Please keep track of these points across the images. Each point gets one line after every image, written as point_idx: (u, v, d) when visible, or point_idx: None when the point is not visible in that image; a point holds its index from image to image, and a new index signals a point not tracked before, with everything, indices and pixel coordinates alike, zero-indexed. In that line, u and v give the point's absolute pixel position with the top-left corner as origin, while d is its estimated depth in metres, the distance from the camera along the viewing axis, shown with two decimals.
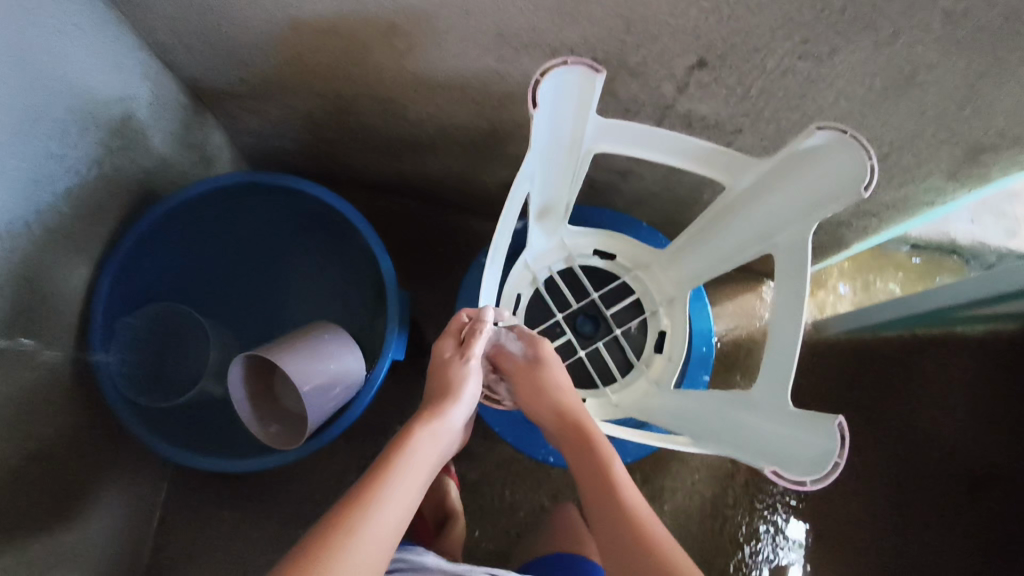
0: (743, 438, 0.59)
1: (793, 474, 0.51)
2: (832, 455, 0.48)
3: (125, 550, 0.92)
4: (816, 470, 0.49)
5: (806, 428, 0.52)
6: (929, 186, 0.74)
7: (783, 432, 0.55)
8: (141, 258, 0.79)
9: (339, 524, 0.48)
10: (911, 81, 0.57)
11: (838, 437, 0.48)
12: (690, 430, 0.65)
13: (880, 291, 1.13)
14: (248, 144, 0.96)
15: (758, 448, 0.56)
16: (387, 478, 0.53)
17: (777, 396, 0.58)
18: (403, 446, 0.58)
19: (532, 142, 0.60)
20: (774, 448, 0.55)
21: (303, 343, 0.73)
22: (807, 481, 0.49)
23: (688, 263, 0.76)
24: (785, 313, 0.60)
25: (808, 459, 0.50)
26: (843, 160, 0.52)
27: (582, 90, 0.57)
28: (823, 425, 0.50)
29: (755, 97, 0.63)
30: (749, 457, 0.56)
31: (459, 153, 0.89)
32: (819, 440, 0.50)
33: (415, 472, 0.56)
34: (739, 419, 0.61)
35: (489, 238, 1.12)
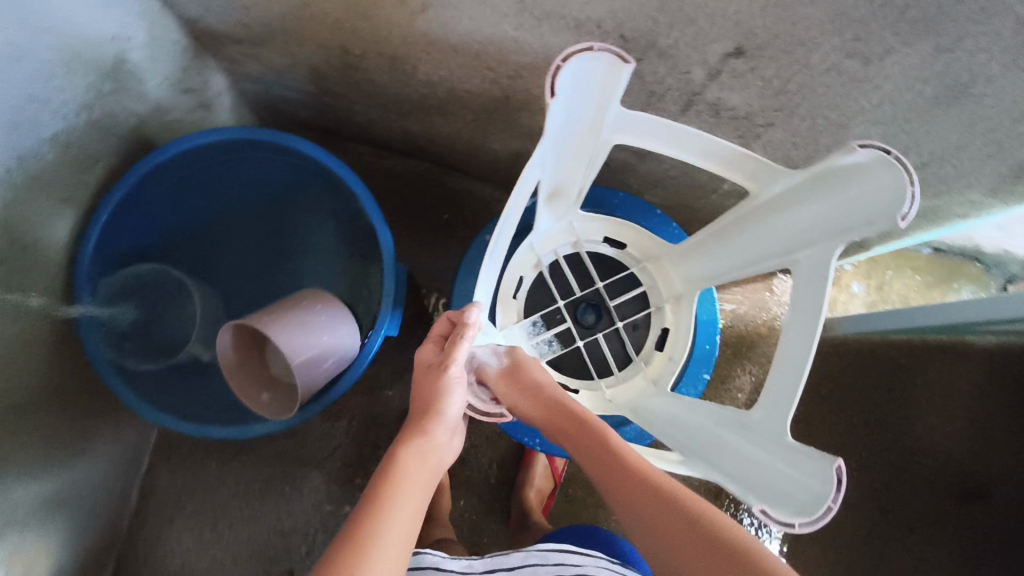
0: (737, 462, 0.58)
1: (782, 513, 0.50)
2: (826, 499, 0.47)
3: (112, 496, 0.92)
4: (806, 512, 0.48)
5: (800, 465, 0.51)
6: (965, 199, 0.70)
7: (776, 463, 0.54)
8: (128, 210, 0.76)
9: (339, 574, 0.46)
10: (967, 92, 0.53)
11: (833, 481, 0.47)
12: (683, 445, 0.65)
13: (893, 291, 1.09)
14: (249, 90, 0.91)
15: (749, 478, 0.56)
16: (378, 520, 0.51)
17: (778, 420, 0.56)
18: (389, 482, 0.55)
19: (547, 129, 0.56)
20: (767, 480, 0.54)
21: (295, 313, 0.70)
22: (795, 524, 0.48)
23: (699, 263, 0.73)
24: (797, 329, 0.57)
25: (799, 499, 0.50)
26: (883, 182, 0.49)
27: (606, 78, 0.54)
28: (819, 466, 0.49)
29: (792, 92, 0.58)
30: (741, 488, 0.55)
31: (469, 118, 0.84)
32: (813, 481, 0.49)
33: (408, 506, 0.54)
34: (732, 441, 0.60)
35: (495, 207, 1.08)
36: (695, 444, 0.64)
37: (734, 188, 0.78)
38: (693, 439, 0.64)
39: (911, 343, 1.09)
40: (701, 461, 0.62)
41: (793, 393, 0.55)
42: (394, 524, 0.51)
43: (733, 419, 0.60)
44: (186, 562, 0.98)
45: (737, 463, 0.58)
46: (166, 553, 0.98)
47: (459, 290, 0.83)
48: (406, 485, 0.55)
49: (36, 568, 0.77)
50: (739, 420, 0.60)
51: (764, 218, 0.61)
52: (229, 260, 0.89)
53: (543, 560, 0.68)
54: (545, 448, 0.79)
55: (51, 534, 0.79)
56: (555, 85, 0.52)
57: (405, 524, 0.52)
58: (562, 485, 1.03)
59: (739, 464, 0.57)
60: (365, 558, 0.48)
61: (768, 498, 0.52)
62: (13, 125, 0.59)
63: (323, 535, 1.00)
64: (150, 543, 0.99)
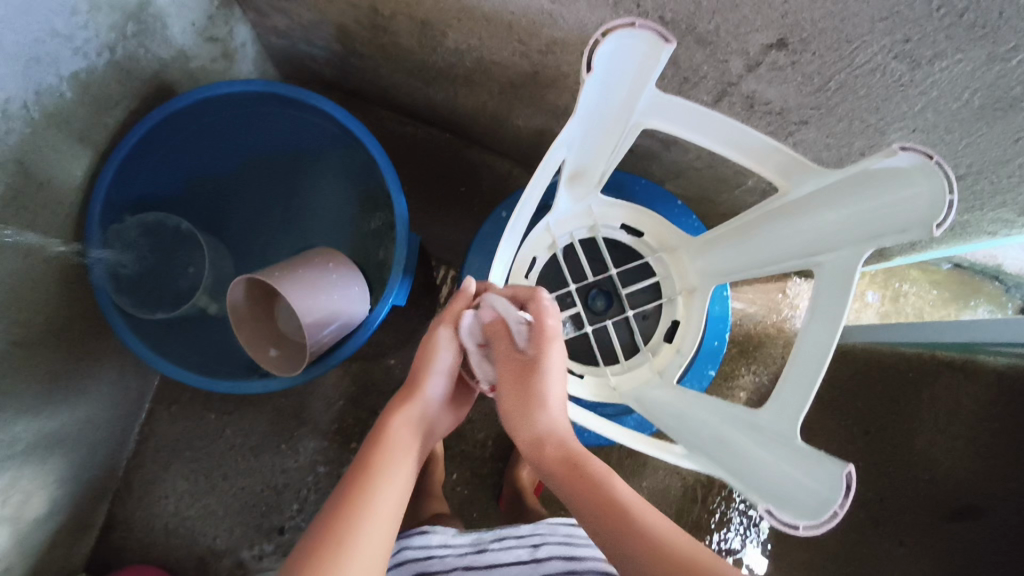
0: (740, 460, 0.57)
1: (786, 514, 0.50)
2: (831, 504, 0.46)
3: (111, 439, 0.93)
4: (811, 515, 0.47)
5: (807, 469, 0.50)
6: (996, 217, 0.68)
7: (784, 466, 0.53)
8: (144, 156, 0.75)
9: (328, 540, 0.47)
10: (1016, 104, 0.51)
11: (842, 487, 0.46)
12: (686, 439, 0.64)
13: (908, 304, 1.07)
14: (274, 44, 0.89)
15: (753, 477, 0.55)
16: (371, 484, 0.52)
17: (786, 421, 0.55)
18: (382, 446, 0.56)
19: (576, 109, 0.55)
20: (770, 480, 0.53)
21: (310, 272, 0.69)
22: (797, 525, 0.48)
23: (715, 258, 0.71)
24: (814, 334, 0.56)
25: (801, 500, 0.49)
26: (921, 191, 0.47)
27: (645, 59, 0.52)
28: (826, 469, 0.48)
29: (831, 91, 0.56)
30: (742, 484, 0.55)
31: (495, 91, 0.82)
32: (820, 486, 0.48)
33: (401, 470, 0.54)
34: (738, 440, 0.59)
35: (513, 183, 1.06)
36: (701, 440, 0.63)
37: (760, 185, 0.76)
38: (697, 435, 0.63)
39: (920, 357, 1.08)
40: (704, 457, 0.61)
41: (805, 400, 0.54)
42: (384, 489, 0.52)
43: (743, 420, 0.59)
44: (179, 509, 1.00)
45: (739, 461, 0.57)
46: (160, 498, 1.00)
47: (471, 265, 0.82)
48: (397, 450, 0.56)
49: (32, 503, 0.78)
50: (749, 421, 0.59)
51: (792, 217, 0.59)
52: (241, 214, 0.89)
53: (552, 529, 0.70)
54: None
55: (49, 472, 0.79)
56: (592, 60, 0.51)
57: (399, 486, 0.53)
58: None
59: (744, 463, 0.57)
60: (358, 521, 0.48)
61: (770, 497, 0.52)
62: (33, 60, 0.57)
63: (315, 495, 1.01)
64: (145, 487, 1.00)
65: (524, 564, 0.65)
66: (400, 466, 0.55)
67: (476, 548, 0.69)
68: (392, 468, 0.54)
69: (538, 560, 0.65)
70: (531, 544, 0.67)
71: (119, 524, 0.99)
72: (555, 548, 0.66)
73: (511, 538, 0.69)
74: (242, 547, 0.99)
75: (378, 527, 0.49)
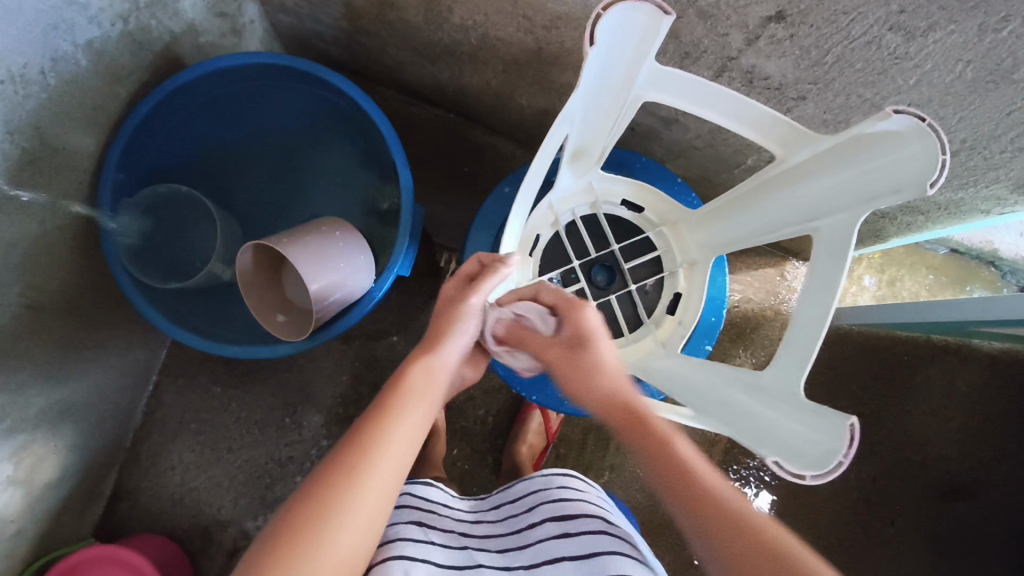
0: (749, 419, 0.58)
1: (794, 465, 0.51)
2: (837, 455, 0.47)
3: (120, 409, 0.95)
4: (817, 465, 0.49)
5: (812, 423, 0.51)
6: (989, 194, 0.70)
7: (789, 421, 0.54)
8: (154, 127, 0.76)
9: (336, 475, 0.49)
10: (1007, 77, 0.52)
11: (847, 439, 0.47)
12: (693, 401, 0.66)
13: (905, 289, 1.10)
14: (282, 22, 0.91)
15: (762, 434, 0.56)
16: (380, 433, 0.53)
17: (790, 384, 0.56)
18: (395, 398, 0.57)
19: (581, 82, 0.55)
20: (780, 436, 0.54)
21: (317, 240, 0.70)
22: (805, 476, 0.50)
23: (715, 230, 0.73)
24: (816, 296, 0.58)
25: (811, 453, 0.50)
26: (914, 152, 0.48)
27: (646, 32, 0.53)
28: (833, 423, 0.49)
29: (829, 65, 0.57)
30: (755, 442, 0.57)
31: (499, 69, 0.84)
32: (826, 438, 0.49)
33: (410, 421, 0.56)
34: (744, 401, 0.60)
35: (515, 164, 1.08)
36: (709, 402, 0.64)
37: (758, 164, 0.78)
38: (704, 397, 0.65)
39: (916, 341, 1.09)
40: (711, 417, 0.62)
41: (807, 358, 0.55)
42: (391, 441, 0.53)
43: (747, 381, 0.60)
44: (185, 480, 1.02)
45: (747, 418, 0.59)
46: (166, 469, 1.02)
47: (474, 240, 0.84)
48: (412, 399, 0.57)
49: (44, 467, 0.80)
50: (754, 382, 0.60)
51: (787, 184, 0.61)
52: (250, 187, 0.90)
53: (547, 485, 0.69)
54: (539, 397, 0.81)
55: (59, 438, 0.81)
56: (595, 34, 0.52)
57: (410, 434, 0.55)
58: (553, 445, 1.05)
59: (751, 419, 0.58)
60: (368, 458, 0.51)
61: (782, 452, 0.53)
62: (51, 26, 0.59)
63: (318, 468, 1.03)
64: (152, 458, 1.02)
65: (517, 531, 0.65)
66: (412, 418, 0.56)
67: (472, 518, 0.71)
68: (402, 420, 0.55)
69: (531, 525, 0.65)
70: (527, 510, 0.67)
71: (126, 494, 1.01)
72: (549, 509, 0.65)
73: (507, 505, 0.71)
74: (246, 518, 1.01)
75: (380, 477, 0.50)
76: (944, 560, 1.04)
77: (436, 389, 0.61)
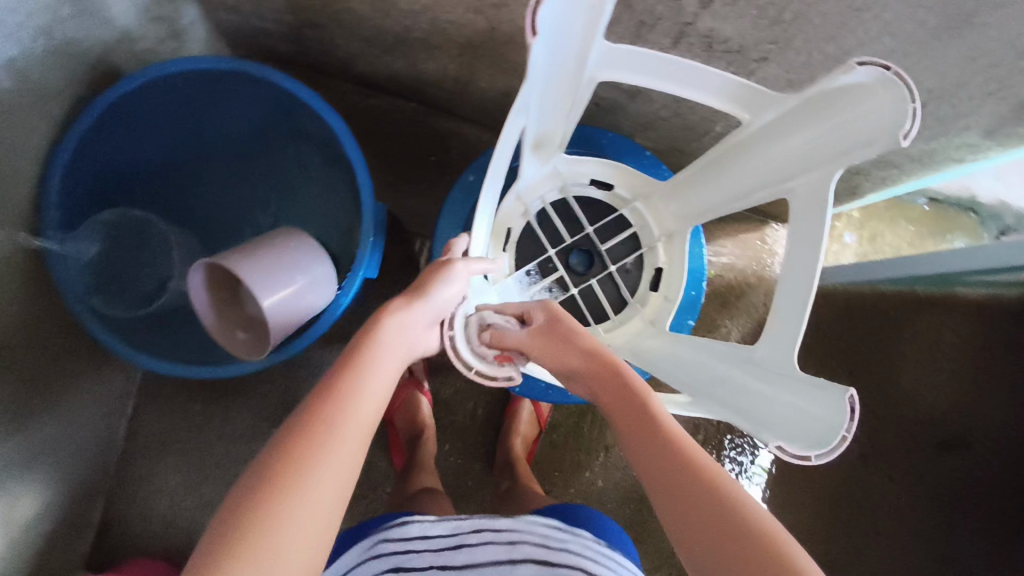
0: (746, 397, 0.55)
1: (797, 446, 0.47)
2: (839, 429, 0.44)
3: (98, 436, 0.93)
4: (822, 444, 0.45)
5: (809, 396, 0.48)
6: (963, 142, 0.68)
7: (787, 397, 0.50)
8: (96, 145, 0.72)
9: (286, 463, 0.43)
10: (970, 21, 0.50)
11: (846, 411, 0.43)
12: (686, 382, 0.63)
13: (885, 243, 1.09)
14: (225, 21, 0.87)
15: (760, 414, 0.53)
16: (341, 403, 0.48)
17: (778, 356, 0.54)
18: (363, 355, 0.52)
19: (529, 73, 0.51)
20: (778, 413, 0.50)
21: (267, 253, 0.64)
22: (810, 457, 0.45)
23: (691, 198, 0.70)
24: (796, 261, 0.55)
25: (812, 431, 0.46)
26: (883, 104, 0.46)
27: (589, 16, 0.49)
28: (829, 395, 0.45)
29: (787, 23, 0.55)
30: (754, 425, 0.53)
31: (454, 54, 0.81)
32: (823, 411, 0.46)
33: (376, 387, 0.51)
34: (737, 376, 0.57)
35: (483, 150, 1.05)
36: (704, 382, 0.60)
37: (727, 130, 0.76)
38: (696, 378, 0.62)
39: (901, 295, 1.09)
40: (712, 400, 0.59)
41: (797, 329, 0.52)
42: (354, 409, 0.48)
43: (738, 356, 0.57)
44: (174, 501, 1.00)
45: (744, 398, 0.55)
46: (154, 491, 1.00)
47: (444, 233, 0.81)
48: (380, 359, 0.53)
49: (21, 505, 0.78)
50: (744, 356, 0.57)
51: (759, 146, 0.58)
52: (217, 192, 0.88)
53: (530, 526, 0.65)
54: (523, 389, 0.79)
55: (35, 473, 0.79)
56: (536, 23, 0.46)
57: (374, 403, 0.50)
58: (546, 432, 1.03)
59: (750, 398, 0.54)
60: (326, 439, 0.45)
61: (784, 433, 0.49)
62: None
63: None
64: (138, 483, 1.00)
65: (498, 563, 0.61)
66: (380, 379, 0.52)
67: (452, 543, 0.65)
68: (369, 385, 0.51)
69: (513, 560, 0.61)
70: (507, 542, 0.63)
71: (114, 521, 0.99)
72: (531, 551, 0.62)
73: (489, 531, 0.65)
74: None
75: (340, 457, 0.45)
76: (945, 509, 1.04)
77: (404, 349, 0.57)
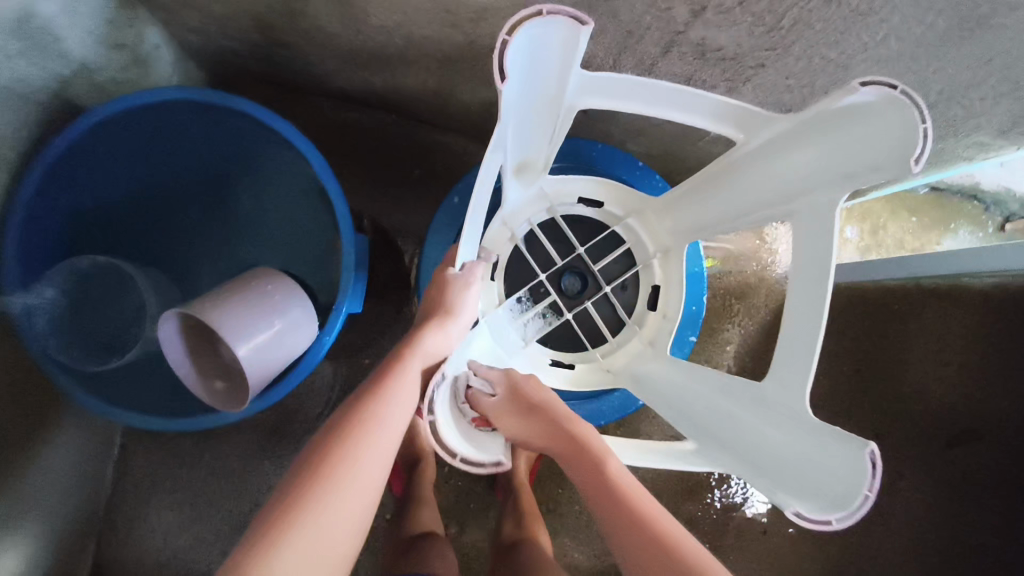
0: (750, 445, 0.52)
1: (814, 508, 0.45)
2: (861, 488, 0.41)
3: (84, 480, 0.89)
4: (841, 506, 0.42)
5: (826, 449, 0.45)
6: (973, 142, 0.65)
7: (800, 446, 0.48)
8: (55, 186, 0.68)
9: (326, 459, 0.47)
10: (986, 21, 0.48)
11: (869, 467, 0.41)
12: (685, 424, 0.60)
13: (888, 236, 1.05)
14: (191, 42, 0.83)
15: (771, 466, 0.50)
16: (374, 412, 0.51)
17: (789, 394, 0.50)
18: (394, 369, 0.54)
19: (502, 113, 0.48)
20: (790, 466, 0.48)
21: (242, 297, 0.61)
22: (831, 522, 0.43)
23: (686, 214, 0.67)
24: (801, 288, 0.51)
25: (829, 491, 0.44)
26: (890, 124, 0.43)
27: (565, 46, 0.47)
28: (849, 448, 0.43)
29: (785, 29, 0.52)
30: (764, 480, 0.50)
31: (432, 68, 0.77)
32: (841, 467, 0.43)
33: (397, 411, 0.52)
34: (742, 416, 0.54)
35: (468, 161, 1.01)
36: (705, 424, 0.57)
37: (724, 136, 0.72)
38: (696, 419, 0.58)
39: (904, 289, 1.03)
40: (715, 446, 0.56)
41: (807, 365, 0.48)
42: (387, 418, 0.51)
43: (744, 392, 0.54)
44: (168, 540, 0.96)
45: (748, 447, 0.52)
46: (147, 533, 0.96)
47: (431, 258, 0.77)
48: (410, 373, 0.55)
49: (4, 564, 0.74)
50: (751, 394, 0.53)
51: (758, 164, 0.54)
52: (197, 233, 0.81)
53: None
54: None
55: (16, 529, 0.75)
56: (503, 64, 0.44)
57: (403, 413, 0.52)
58: None
59: (755, 443, 0.52)
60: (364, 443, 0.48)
61: (799, 492, 0.47)
62: None
63: None
64: (129, 525, 0.96)
65: None
66: (409, 391, 0.54)
67: None
68: (390, 405, 0.52)
69: None
70: None
71: (107, 565, 0.95)
72: None
73: None
74: None
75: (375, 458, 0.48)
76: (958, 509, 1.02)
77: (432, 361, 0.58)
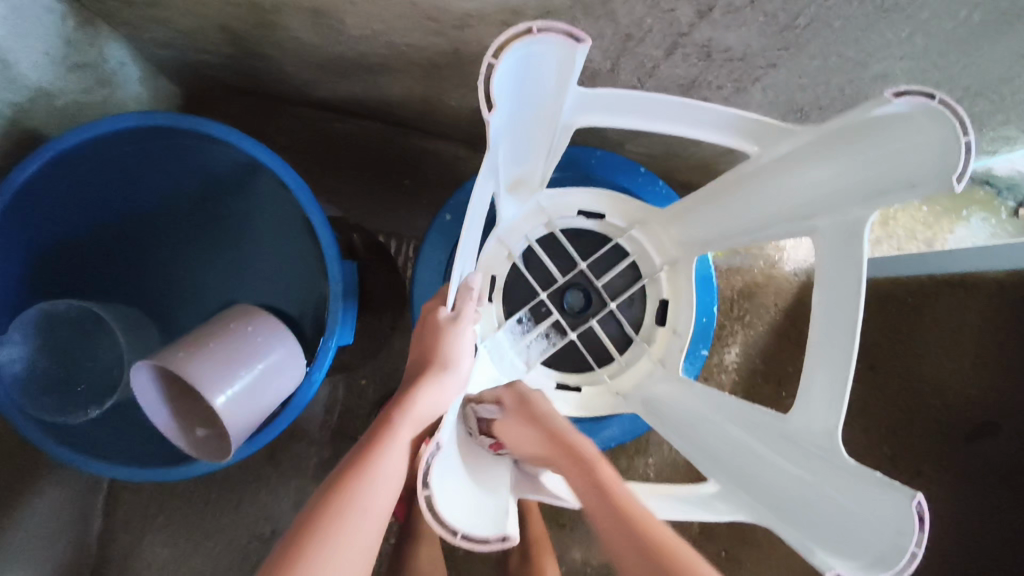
0: (769, 485, 0.50)
1: (854, 561, 0.42)
2: (906, 542, 0.39)
3: (72, 521, 0.85)
4: (884, 562, 0.40)
5: (863, 496, 0.43)
6: (997, 135, 0.60)
7: (832, 490, 0.45)
8: (17, 222, 0.64)
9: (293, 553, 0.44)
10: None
11: (914, 519, 0.39)
12: (700, 456, 0.57)
13: (898, 226, 0.98)
14: (158, 56, 0.78)
15: (799, 511, 0.47)
16: (349, 496, 0.47)
17: (820, 427, 0.46)
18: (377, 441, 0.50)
19: (493, 138, 0.44)
20: (820, 511, 0.46)
21: (220, 344, 0.58)
22: None
23: (691, 228, 0.63)
24: (828, 312, 0.47)
25: (870, 545, 0.41)
26: (925, 139, 0.39)
27: (560, 64, 0.43)
28: (890, 497, 0.41)
29: (801, 28, 0.47)
30: (792, 525, 0.48)
31: (417, 75, 0.72)
32: (880, 516, 0.41)
33: (377, 493, 0.48)
34: (763, 453, 0.51)
35: (459, 167, 0.96)
36: (722, 461, 0.55)
37: None
38: (713, 454, 0.56)
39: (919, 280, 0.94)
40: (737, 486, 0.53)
41: (840, 396, 0.45)
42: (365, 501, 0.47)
43: (767, 425, 0.51)
44: None
45: (770, 487, 0.50)
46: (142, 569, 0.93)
47: (424, 277, 0.73)
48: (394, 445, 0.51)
49: None
50: (773, 427, 0.50)
51: (774, 179, 0.50)
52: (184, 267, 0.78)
53: None
54: None
55: None
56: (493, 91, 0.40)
57: (385, 495, 0.49)
58: None
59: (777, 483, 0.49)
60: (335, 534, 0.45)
61: (834, 542, 0.44)
62: None
63: None
64: (124, 562, 0.93)
65: None
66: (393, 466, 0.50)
67: None
68: (371, 486, 0.48)
69: None
70: None
71: None
72: None
73: None
74: None
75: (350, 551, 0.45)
76: None
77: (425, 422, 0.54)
